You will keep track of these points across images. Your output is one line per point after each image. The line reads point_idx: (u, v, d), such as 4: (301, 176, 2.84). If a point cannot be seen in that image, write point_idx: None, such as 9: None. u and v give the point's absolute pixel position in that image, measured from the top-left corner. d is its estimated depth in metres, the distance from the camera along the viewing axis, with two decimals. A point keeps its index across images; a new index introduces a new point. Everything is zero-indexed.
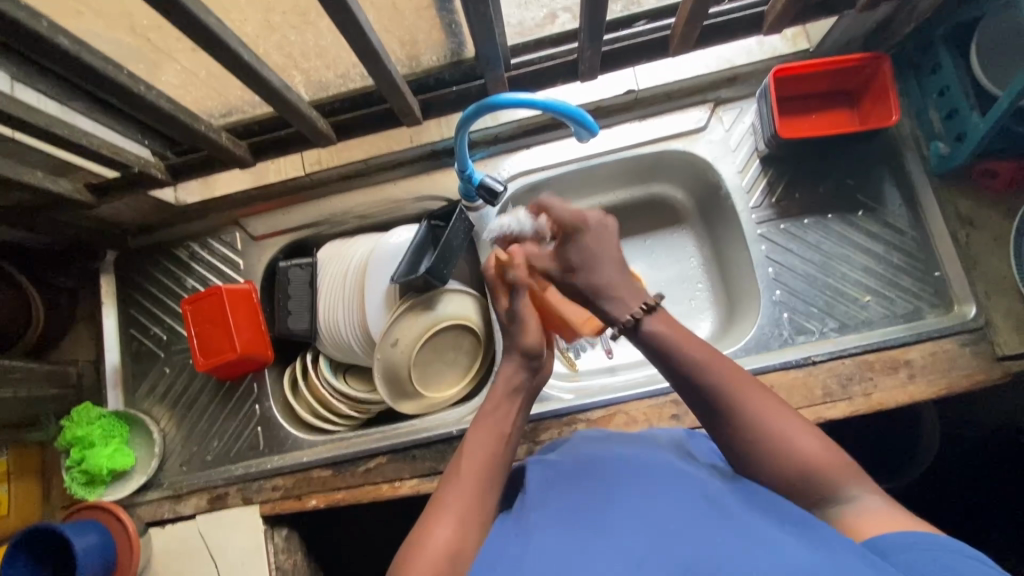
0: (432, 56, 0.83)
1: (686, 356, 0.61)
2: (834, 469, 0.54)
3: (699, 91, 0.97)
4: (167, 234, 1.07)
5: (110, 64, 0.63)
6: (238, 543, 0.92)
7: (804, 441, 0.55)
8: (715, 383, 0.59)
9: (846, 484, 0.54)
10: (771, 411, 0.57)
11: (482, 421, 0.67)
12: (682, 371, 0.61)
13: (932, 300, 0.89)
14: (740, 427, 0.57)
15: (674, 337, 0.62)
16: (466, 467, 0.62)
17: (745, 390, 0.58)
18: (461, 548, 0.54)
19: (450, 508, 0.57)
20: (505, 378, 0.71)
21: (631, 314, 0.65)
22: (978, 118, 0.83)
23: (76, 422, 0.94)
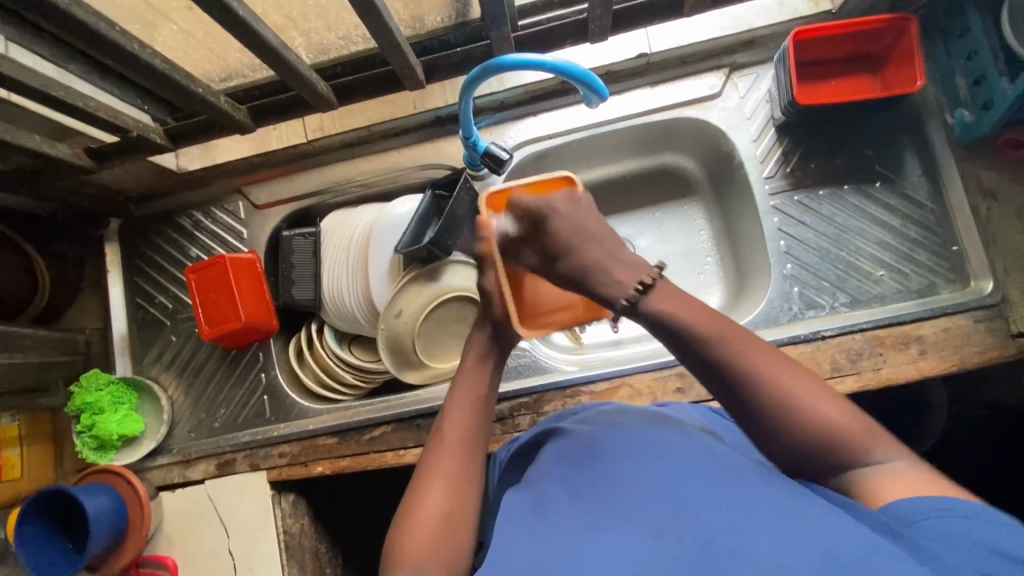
0: (436, 17, 0.81)
1: (680, 324, 0.55)
2: (859, 430, 0.49)
3: (714, 55, 0.94)
4: (170, 202, 1.06)
5: (102, 21, 0.61)
6: (245, 507, 0.94)
7: (824, 405, 0.50)
8: (728, 349, 0.53)
9: (872, 447, 0.48)
10: (788, 372, 0.51)
11: (459, 383, 0.68)
12: (680, 336, 0.55)
13: (947, 275, 0.87)
14: (750, 392, 0.51)
15: (674, 311, 0.56)
16: (449, 432, 0.63)
17: (761, 353, 0.52)
18: (451, 511, 0.57)
19: (439, 475, 0.59)
20: (473, 346, 0.70)
21: (627, 295, 0.59)
22: (1007, 84, 0.79)
23: (86, 389, 0.95)
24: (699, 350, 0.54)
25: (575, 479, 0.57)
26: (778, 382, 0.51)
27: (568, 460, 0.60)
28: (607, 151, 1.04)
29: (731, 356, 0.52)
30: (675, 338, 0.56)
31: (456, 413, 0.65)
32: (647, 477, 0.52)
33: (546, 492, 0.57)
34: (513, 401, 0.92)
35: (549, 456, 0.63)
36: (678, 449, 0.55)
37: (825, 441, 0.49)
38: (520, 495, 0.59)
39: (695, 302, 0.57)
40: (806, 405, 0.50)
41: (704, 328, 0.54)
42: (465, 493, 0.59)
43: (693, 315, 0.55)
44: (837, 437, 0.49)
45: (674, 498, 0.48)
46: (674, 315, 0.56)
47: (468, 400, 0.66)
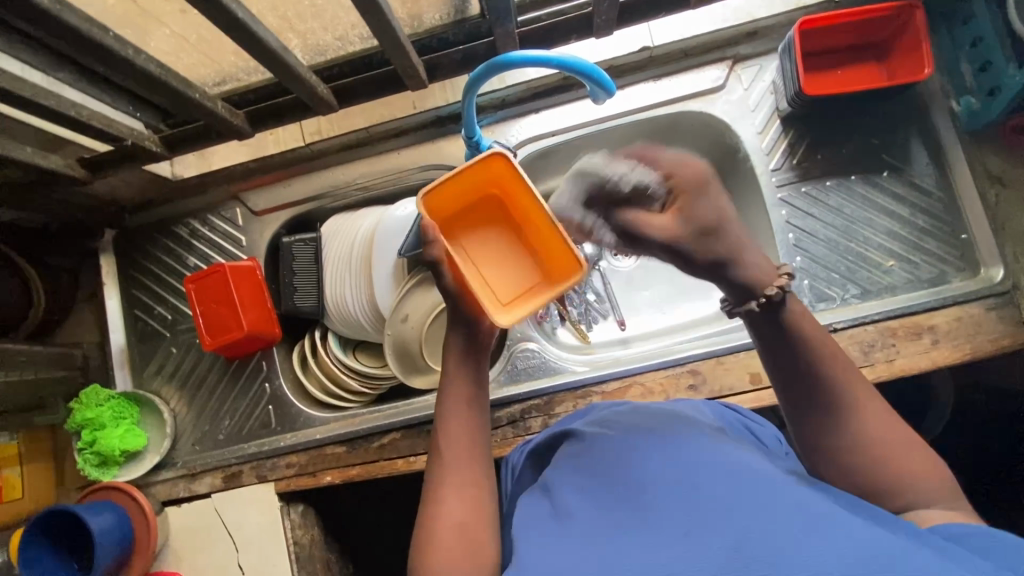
0: (435, 14, 0.79)
1: (801, 351, 0.53)
2: (935, 481, 0.50)
3: (717, 47, 0.92)
4: (166, 211, 1.04)
5: (94, 27, 0.58)
6: (254, 520, 0.92)
7: (904, 458, 0.51)
8: (841, 386, 0.52)
9: (940, 497, 0.50)
10: (877, 413, 0.52)
11: (446, 387, 0.64)
12: (797, 361, 0.53)
13: (957, 263, 0.87)
14: (830, 427, 0.53)
15: (799, 325, 0.53)
16: (449, 442, 0.61)
17: (858, 391, 0.52)
18: (467, 521, 0.56)
19: (449, 489, 0.58)
20: (454, 343, 0.65)
21: (755, 300, 0.55)
22: (1015, 69, 0.78)
23: (85, 405, 0.93)
24: (807, 381, 0.53)
25: (591, 481, 0.56)
26: (861, 423, 0.52)
27: (580, 462, 0.59)
28: None
29: (835, 392, 0.52)
30: (781, 367, 0.54)
31: (452, 423, 0.62)
32: (662, 481, 0.51)
33: (560, 495, 0.56)
34: (524, 403, 0.91)
35: (563, 459, 0.63)
36: (689, 450, 0.53)
37: (891, 482, 0.50)
38: (537, 501, 0.59)
39: (823, 333, 0.54)
40: (882, 447, 0.51)
41: (812, 362, 0.53)
42: (479, 502, 0.58)
43: (815, 334, 0.53)
44: (908, 485, 0.50)
45: (693, 503, 0.47)
46: (798, 336, 0.53)
47: (462, 402, 0.63)
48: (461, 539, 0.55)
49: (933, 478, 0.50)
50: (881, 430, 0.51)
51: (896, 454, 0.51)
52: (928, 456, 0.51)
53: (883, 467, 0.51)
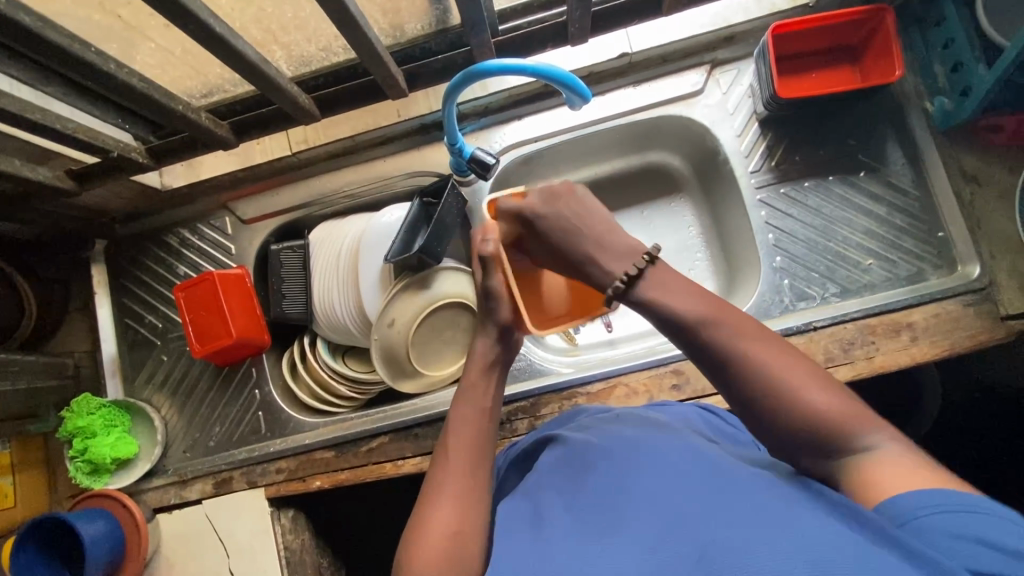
0: (415, 24, 0.80)
1: (674, 310, 0.56)
2: (854, 416, 0.49)
3: (694, 52, 0.94)
4: (156, 221, 1.05)
5: (76, 42, 0.60)
6: (245, 525, 0.93)
7: (816, 394, 0.50)
8: (728, 326, 0.54)
9: (866, 432, 0.49)
10: (771, 346, 0.52)
11: (464, 396, 0.68)
12: (675, 322, 0.56)
13: (935, 261, 0.88)
14: (743, 376, 0.52)
15: (665, 294, 0.57)
16: (453, 448, 0.64)
17: (746, 328, 0.53)
18: (461, 526, 0.57)
19: (447, 494, 0.59)
20: (479, 354, 0.70)
21: (615, 284, 0.60)
22: (985, 70, 0.80)
23: (76, 414, 0.93)
24: (694, 333, 0.55)
25: (575, 487, 0.57)
26: (768, 364, 0.51)
27: (564, 469, 0.61)
28: (593, 152, 1.04)
29: (727, 339, 0.53)
30: (669, 324, 0.56)
31: (461, 430, 0.65)
32: (651, 484, 0.52)
33: (543, 501, 0.57)
34: (510, 406, 0.92)
35: (547, 465, 0.64)
36: (682, 456, 0.55)
37: (821, 430, 0.49)
38: (518, 504, 0.59)
39: (698, 289, 0.57)
40: (797, 391, 0.50)
41: (695, 313, 0.55)
42: (475, 509, 0.59)
43: (692, 297, 0.56)
44: (837, 429, 0.48)
45: (676, 502, 0.48)
46: (664, 301, 0.57)
47: (476, 413, 0.67)
48: (453, 543, 0.55)
49: (851, 411, 0.49)
50: (788, 368, 0.51)
51: (810, 390, 0.50)
52: (845, 394, 0.50)
53: (807, 413, 0.49)
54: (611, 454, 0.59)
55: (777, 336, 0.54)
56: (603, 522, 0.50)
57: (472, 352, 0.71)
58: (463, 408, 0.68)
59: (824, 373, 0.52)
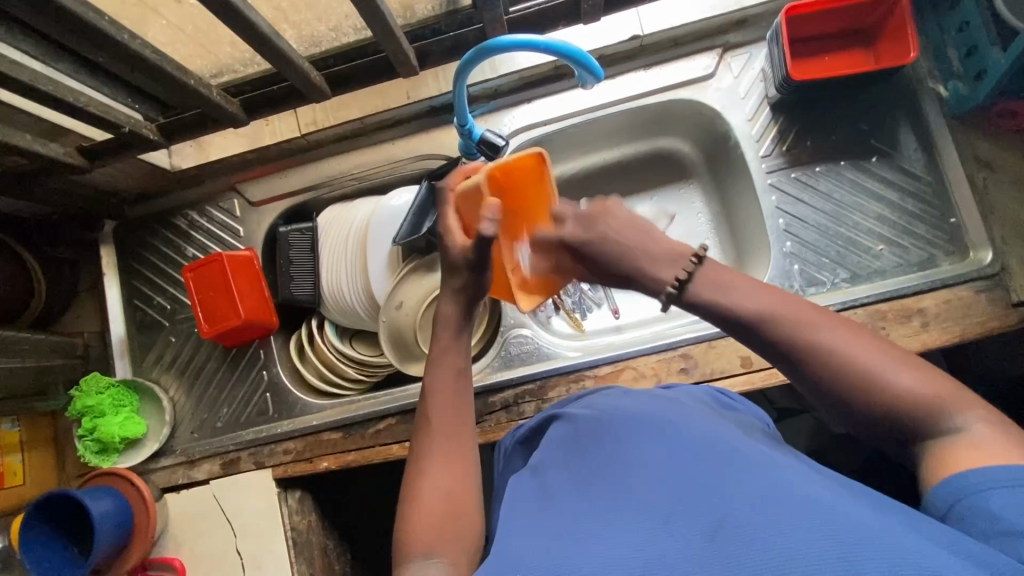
0: (426, 5, 0.82)
1: (736, 307, 0.53)
2: (942, 394, 0.47)
3: (706, 35, 0.94)
4: (165, 203, 1.05)
5: (90, 11, 0.60)
6: (252, 506, 0.93)
7: (899, 373, 0.48)
8: (793, 320, 0.51)
9: (957, 410, 0.46)
10: (837, 328, 0.51)
11: (435, 360, 0.65)
12: (737, 320, 0.54)
13: (947, 247, 0.87)
14: (815, 368, 0.50)
15: (726, 293, 0.54)
16: (432, 417, 0.62)
17: (812, 316, 0.51)
18: (453, 494, 0.57)
19: (435, 463, 0.59)
20: (444, 319, 0.65)
21: (672, 282, 0.56)
22: (1000, 53, 0.80)
23: (86, 393, 0.94)
24: (757, 325, 0.53)
25: (580, 464, 0.57)
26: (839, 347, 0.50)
27: (571, 447, 0.61)
28: (602, 136, 1.03)
29: (795, 330, 0.51)
30: (729, 321, 0.54)
31: (439, 398, 0.63)
32: (649, 463, 0.52)
33: (548, 479, 0.58)
34: (518, 389, 0.92)
35: (553, 442, 0.64)
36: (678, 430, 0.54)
37: (906, 410, 0.47)
38: (525, 482, 0.60)
39: (755, 284, 0.54)
40: (881, 377, 0.48)
41: (759, 307, 0.53)
42: (465, 478, 0.59)
43: (757, 292, 0.54)
44: (925, 407, 0.46)
45: (674, 479, 0.48)
46: (722, 302, 0.54)
47: (449, 379, 0.64)
48: (445, 512, 0.56)
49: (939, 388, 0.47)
50: (865, 353, 0.49)
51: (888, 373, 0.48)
52: (928, 372, 0.48)
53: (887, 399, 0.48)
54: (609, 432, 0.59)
55: (843, 316, 0.52)
56: (604, 499, 0.50)
57: (440, 315, 0.65)
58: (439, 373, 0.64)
59: (901, 348, 0.50)
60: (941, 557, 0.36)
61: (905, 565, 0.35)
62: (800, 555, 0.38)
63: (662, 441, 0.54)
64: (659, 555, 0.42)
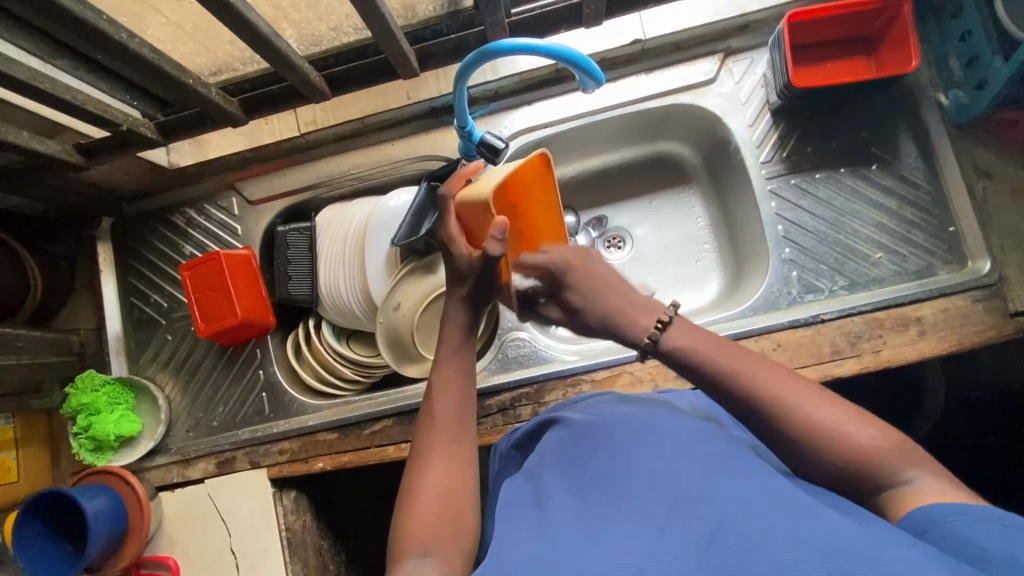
0: (428, 5, 0.81)
1: (703, 365, 0.55)
2: (895, 454, 0.48)
3: (708, 40, 0.93)
4: (163, 200, 1.05)
5: (89, 10, 0.59)
6: (247, 506, 0.93)
7: (853, 429, 0.49)
8: (754, 378, 0.53)
9: (911, 464, 0.48)
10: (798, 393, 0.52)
11: (444, 355, 0.65)
12: (702, 372, 0.55)
13: (945, 256, 0.87)
14: (777, 423, 0.51)
15: (692, 352, 0.56)
16: (439, 411, 0.62)
17: (770, 374, 0.53)
18: (454, 495, 0.56)
19: (438, 456, 0.59)
20: (454, 324, 0.65)
21: (647, 333, 0.58)
22: (1001, 63, 0.80)
23: (81, 390, 0.94)
24: (718, 381, 0.54)
25: (577, 469, 0.57)
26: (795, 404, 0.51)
27: (567, 451, 0.61)
28: (602, 139, 1.03)
29: (759, 387, 0.52)
30: (698, 375, 0.56)
31: (446, 393, 0.63)
32: (646, 467, 0.52)
33: (546, 482, 0.58)
34: (514, 392, 0.92)
35: (548, 447, 0.64)
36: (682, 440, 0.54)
37: (865, 462, 0.48)
38: (519, 485, 0.60)
39: (719, 341, 0.57)
40: (838, 433, 0.49)
41: (723, 362, 0.54)
42: (467, 479, 0.58)
43: (720, 352, 0.55)
44: (875, 466, 0.48)
45: (677, 485, 0.48)
46: (692, 356, 0.56)
47: (454, 377, 0.64)
48: (446, 507, 0.55)
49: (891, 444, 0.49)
50: (822, 409, 0.51)
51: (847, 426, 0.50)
52: (883, 428, 0.50)
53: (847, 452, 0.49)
54: (612, 437, 0.59)
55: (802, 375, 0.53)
56: (605, 503, 0.50)
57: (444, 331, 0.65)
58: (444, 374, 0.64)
59: (855, 408, 0.51)
60: (933, 566, 0.37)
61: (900, 572, 0.36)
62: (798, 558, 0.38)
63: (658, 447, 0.55)
64: (658, 554, 0.42)
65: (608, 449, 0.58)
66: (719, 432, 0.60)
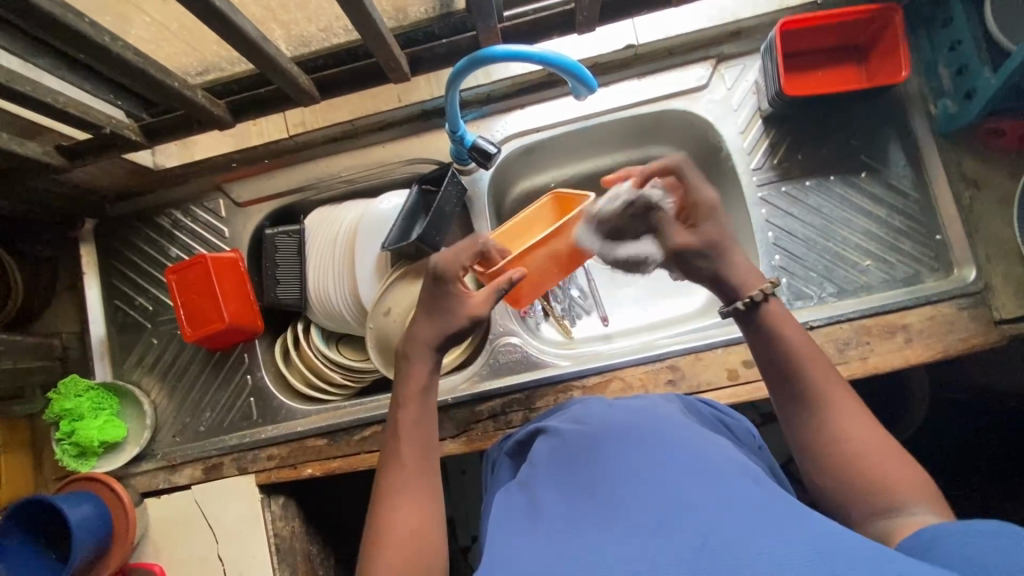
0: (420, 7, 0.78)
1: (786, 341, 0.60)
2: (910, 488, 0.51)
3: (701, 46, 0.93)
4: (149, 201, 1.03)
5: (69, 12, 0.58)
6: (234, 512, 0.92)
7: (891, 466, 0.52)
8: (813, 372, 0.58)
9: (921, 500, 0.50)
10: (845, 410, 0.56)
11: (403, 385, 0.66)
12: (777, 351, 0.60)
13: (931, 264, 0.88)
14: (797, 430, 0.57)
15: (777, 326, 0.61)
16: (402, 443, 0.62)
17: (830, 380, 0.58)
18: (420, 532, 0.56)
19: (403, 493, 0.59)
20: (419, 356, 0.67)
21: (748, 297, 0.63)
22: (990, 74, 0.80)
23: (64, 395, 0.91)
24: (787, 368, 0.59)
25: (569, 477, 0.57)
26: (830, 410, 0.57)
27: (559, 459, 0.61)
28: (594, 144, 1.03)
29: (816, 382, 0.57)
30: (768, 353, 0.61)
31: (409, 423, 0.64)
32: (634, 478, 0.52)
33: (537, 494, 0.57)
34: (506, 398, 0.92)
35: (540, 456, 0.64)
36: (647, 455, 0.54)
37: (882, 493, 0.51)
38: (513, 497, 0.59)
39: (799, 328, 0.61)
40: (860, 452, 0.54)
41: (801, 347, 0.59)
42: (430, 513, 0.58)
43: (795, 337, 0.60)
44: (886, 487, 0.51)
45: (643, 507, 0.48)
46: (778, 335, 0.61)
47: (415, 396, 0.66)
48: (411, 544, 0.55)
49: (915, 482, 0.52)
50: (851, 422, 0.55)
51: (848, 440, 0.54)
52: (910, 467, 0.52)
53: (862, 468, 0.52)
54: (590, 453, 0.58)
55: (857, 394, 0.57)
56: (577, 523, 0.50)
57: (410, 355, 0.68)
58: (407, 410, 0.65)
59: (892, 441, 0.54)
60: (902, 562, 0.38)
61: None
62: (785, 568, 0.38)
63: (642, 456, 0.54)
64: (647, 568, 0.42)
65: (586, 464, 0.57)
66: (715, 436, 0.60)
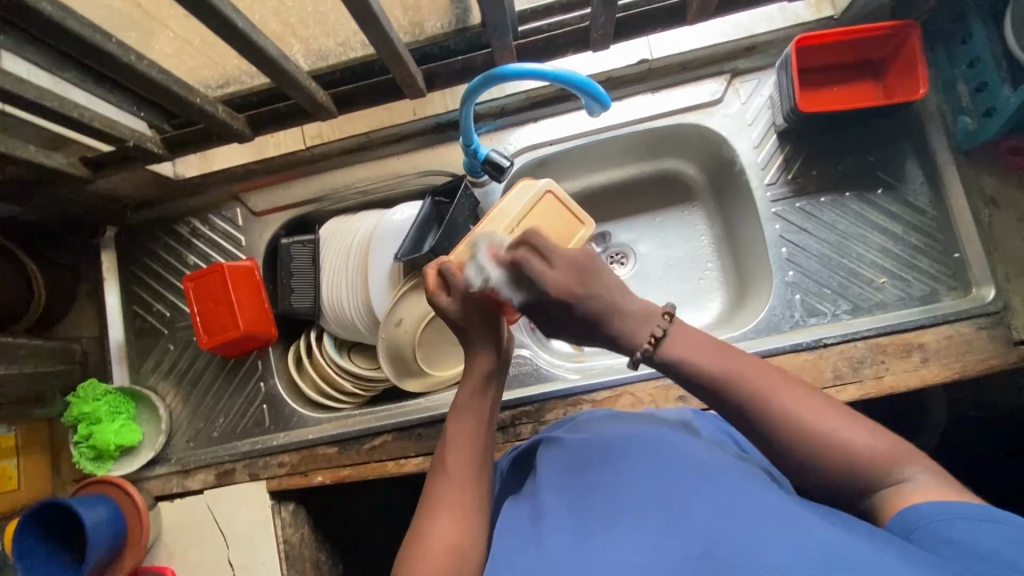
0: (436, 22, 0.79)
1: (700, 367, 0.57)
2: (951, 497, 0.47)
3: (716, 61, 0.93)
4: (168, 209, 1.05)
5: (97, 32, 0.60)
6: (247, 518, 0.93)
7: (837, 425, 0.51)
8: (758, 391, 0.54)
9: (891, 457, 0.51)
10: (820, 412, 0.53)
11: (461, 409, 0.67)
12: (698, 380, 0.57)
13: (949, 283, 0.87)
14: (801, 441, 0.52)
15: (685, 360, 0.58)
16: (450, 462, 0.63)
17: (774, 383, 0.55)
18: (460, 542, 0.55)
19: (443, 507, 0.58)
20: (477, 365, 0.68)
21: (641, 347, 0.61)
22: (1011, 91, 0.79)
23: (83, 399, 0.94)
24: (712, 382, 0.57)
25: (571, 486, 0.57)
26: (788, 408, 0.53)
27: (574, 465, 0.60)
28: (607, 157, 1.03)
29: (748, 390, 0.55)
30: (689, 375, 0.58)
31: (459, 445, 0.64)
32: (640, 492, 0.51)
33: (543, 500, 0.57)
34: (515, 409, 0.92)
35: (545, 466, 0.62)
36: (669, 464, 0.53)
37: (836, 461, 0.51)
38: (521, 506, 0.58)
39: (722, 347, 0.59)
40: (828, 431, 0.51)
41: (719, 366, 0.57)
42: (470, 521, 0.57)
43: (713, 356, 0.58)
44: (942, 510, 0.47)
45: (665, 514, 0.48)
46: (687, 362, 0.58)
47: (476, 392, 0.67)
48: (451, 560, 0.53)
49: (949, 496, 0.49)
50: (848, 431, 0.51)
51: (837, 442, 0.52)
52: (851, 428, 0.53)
53: (835, 455, 0.51)
54: (612, 454, 0.58)
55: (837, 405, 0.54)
56: (600, 529, 0.49)
57: (472, 366, 0.68)
58: (461, 419, 0.66)
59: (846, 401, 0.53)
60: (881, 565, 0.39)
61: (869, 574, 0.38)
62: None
63: (652, 461, 0.55)
64: None
65: (605, 467, 0.57)
66: (744, 460, 0.57)
